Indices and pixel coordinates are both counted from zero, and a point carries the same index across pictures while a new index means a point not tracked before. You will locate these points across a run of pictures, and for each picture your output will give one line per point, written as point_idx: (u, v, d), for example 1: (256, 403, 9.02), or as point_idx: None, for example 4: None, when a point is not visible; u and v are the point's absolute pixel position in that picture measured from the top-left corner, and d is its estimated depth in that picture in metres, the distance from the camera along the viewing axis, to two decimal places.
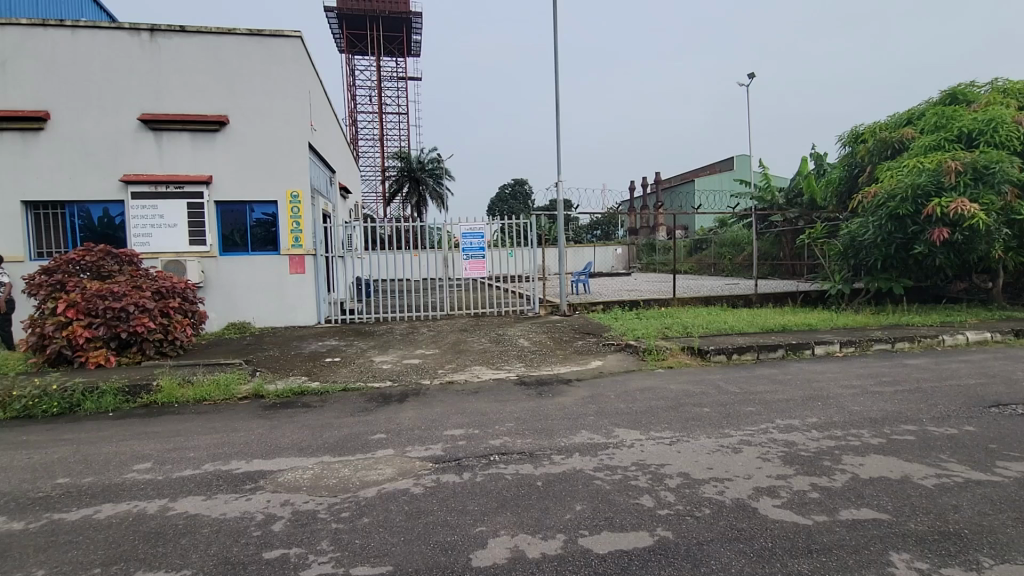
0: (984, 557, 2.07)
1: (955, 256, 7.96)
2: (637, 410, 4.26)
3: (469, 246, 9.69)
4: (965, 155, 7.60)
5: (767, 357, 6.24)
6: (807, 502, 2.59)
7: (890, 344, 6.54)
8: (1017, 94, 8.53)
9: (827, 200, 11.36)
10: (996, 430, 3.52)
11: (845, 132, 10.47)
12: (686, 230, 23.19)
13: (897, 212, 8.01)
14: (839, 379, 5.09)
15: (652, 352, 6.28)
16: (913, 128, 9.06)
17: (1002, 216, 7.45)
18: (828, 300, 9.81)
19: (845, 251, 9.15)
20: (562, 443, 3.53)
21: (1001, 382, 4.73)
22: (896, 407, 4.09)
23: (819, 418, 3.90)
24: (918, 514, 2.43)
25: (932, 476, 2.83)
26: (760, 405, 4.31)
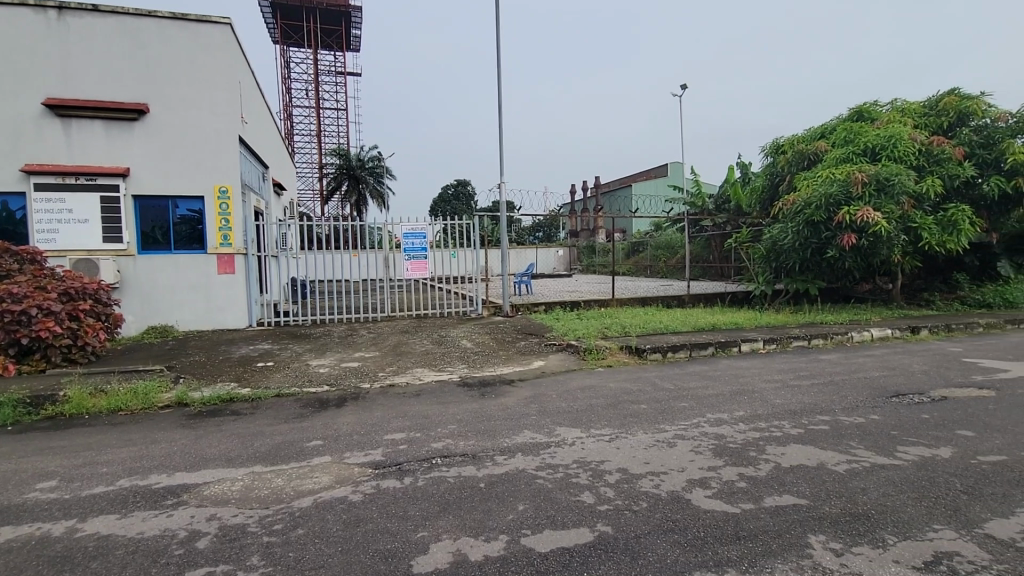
0: (889, 535, 2.28)
1: (862, 260, 8.70)
2: (578, 408, 4.36)
3: (411, 246, 9.53)
4: (869, 168, 8.32)
5: (698, 354, 6.56)
6: (735, 491, 2.74)
7: (807, 340, 7.06)
8: (913, 113, 9.45)
9: (750, 207, 12.17)
10: (896, 417, 3.89)
11: (767, 143, 11.21)
12: (625, 233, 24.02)
13: (812, 219, 8.69)
14: (763, 374, 5.44)
15: (592, 351, 6.44)
16: (826, 141, 9.86)
17: (900, 224, 8.20)
18: (753, 300, 10.51)
19: (768, 254, 9.86)
20: (505, 443, 3.55)
21: (899, 374, 5.24)
22: (812, 399, 4.43)
23: (745, 411, 4.15)
24: (833, 498, 2.63)
25: (844, 462, 3.08)
26: (692, 400, 4.52)
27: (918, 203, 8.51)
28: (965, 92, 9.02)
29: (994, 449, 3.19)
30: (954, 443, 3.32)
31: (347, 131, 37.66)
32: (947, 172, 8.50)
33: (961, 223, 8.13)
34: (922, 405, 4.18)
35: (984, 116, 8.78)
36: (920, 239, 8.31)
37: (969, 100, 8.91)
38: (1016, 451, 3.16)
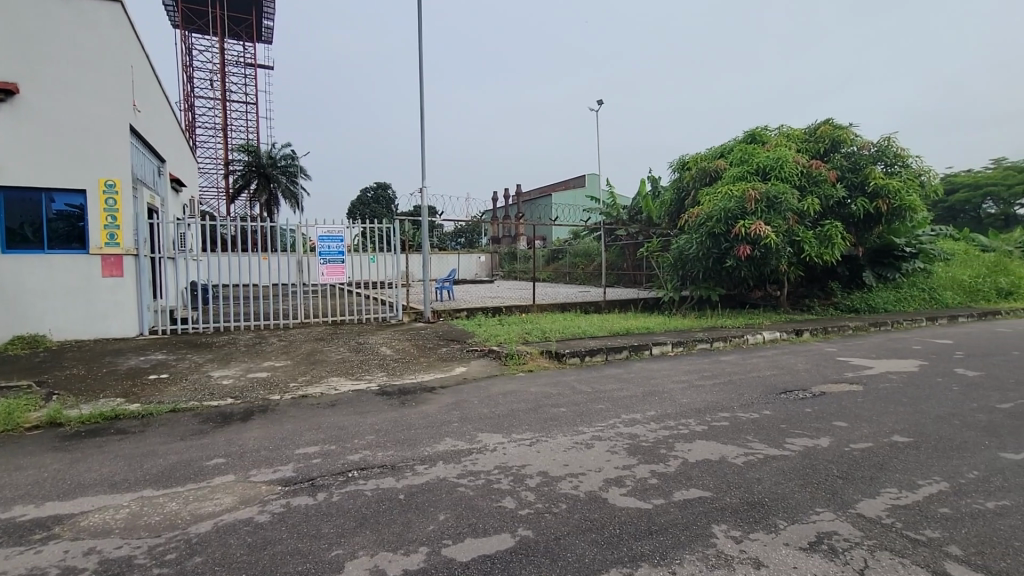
0: (780, 521, 2.51)
1: (755, 269, 9.55)
2: (499, 414, 4.38)
3: (327, 250, 9.12)
4: (761, 186, 9.17)
5: (613, 358, 6.86)
6: (648, 487, 2.89)
7: (709, 343, 7.62)
8: (796, 139, 10.55)
9: (660, 218, 12.97)
10: (784, 412, 4.31)
11: (674, 159, 12.00)
12: (545, 241, 24.61)
13: (713, 231, 9.43)
14: (672, 376, 5.80)
15: (513, 357, 6.51)
16: (725, 160, 10.73)
17: (787, 237, 9.09)
18: (663, 306, 11.21)
19: (676, 263, 10.61)
20: (425, 453, 3.49)
21: (786, 372, 5.82)
22: (714, 398, 4.79)
23: (656, 411, 4.40)
24: (732, 489, 2.85)
25: (742, 455, 3.36)
26: (608, 402, 4.71)
27: (801, 219, 9.49)
28: (837, 122, 10.21)
29: (862, 438, 3.63)
30: (830, 433, 3.74)
31: (257, 126, 35.41)
32: (823, 192, 9.56)
33: (835, 238, 9.16)
34: (806, 400, 4.66)
35: (852, 144, 9.98)
36: (803, 251, 9.27)
37: (840, 129, 10.10)
38: (878, 438, 3.62)
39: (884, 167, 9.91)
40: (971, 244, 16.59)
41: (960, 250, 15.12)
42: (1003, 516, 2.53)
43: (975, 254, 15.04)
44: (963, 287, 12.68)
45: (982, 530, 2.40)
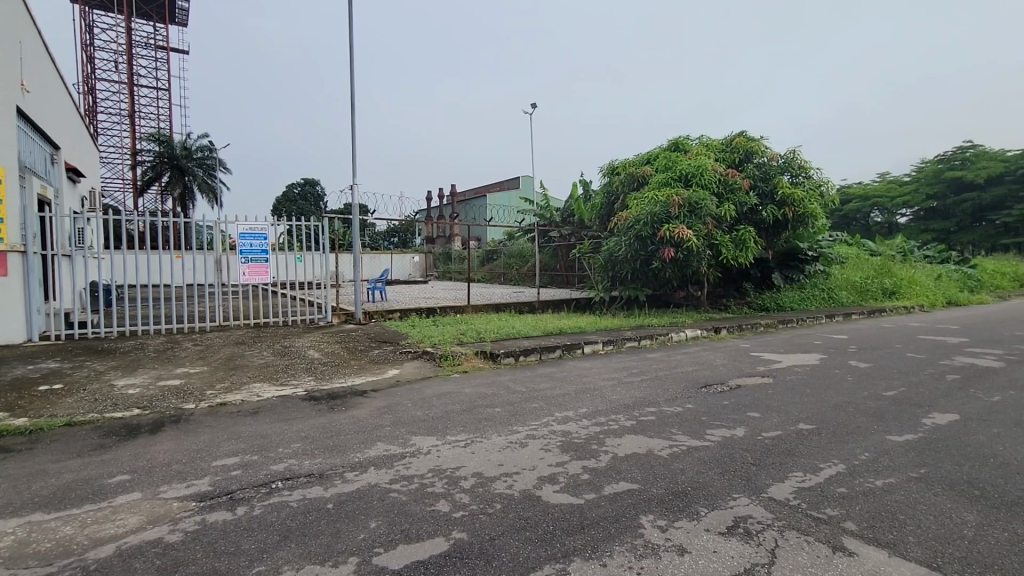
0: (702, 508, 2.66)
1: (679, 271, 10.08)
2: (433, 416, 4.32)
3: (248, 248, 8.59)
4: (684, 192, 9.68)
5: (547, 357, 6.98)
6: (580, 483, 2.97)
7: (637, 341, 7.94)
8: (714, 148, 11.24)
9: (591, 221, 13.36)
10: (705, 405, 4.58)
11: (604, 164, 12.39)
12: (480, 242, 24.62)
13: (640, 234, 9.84)
14: (602, 373, 5.99)
15: (448, 358, 6.45)
16: (650, 167, 11.24)
17: (706, 241, 9.66)
18: (594, 306, 11.56)
19: (606, 265, 10.99)
20: (355, 459, 3.37)
21: (707, 368, 6.19)
22: (642, 393, 5.00)
23: (588, 408, 4.53)
24: (658, 480, 2.99)
25: (667, 447, 3.53)
26: (542, 401, 4.79)
27: (719, 224, 10.12)
28: (750, 134, 10.99)
29: (773, 427, 3.93)
30: (746, 424, 4.01)
31: (169, 114, 32.80)
32: (738, 199, 10.25)
33: (748, 242, 9.84)
34: (724, 393, 4.97)
35: (763, 155, 10.78)
36: (720, 253, 9.89)
37: (753, 141, 10.88)
38: (787, 427, 3.92)
39: (790, 177, 10.78)
40: (862, 249, 18.44)
41: (853, 254, 16.77)
42: (889, 492, 2.83)
43: (865, 258, 16.73)
44: (856, 288, 14.08)
45: (873, 506, 2.66)
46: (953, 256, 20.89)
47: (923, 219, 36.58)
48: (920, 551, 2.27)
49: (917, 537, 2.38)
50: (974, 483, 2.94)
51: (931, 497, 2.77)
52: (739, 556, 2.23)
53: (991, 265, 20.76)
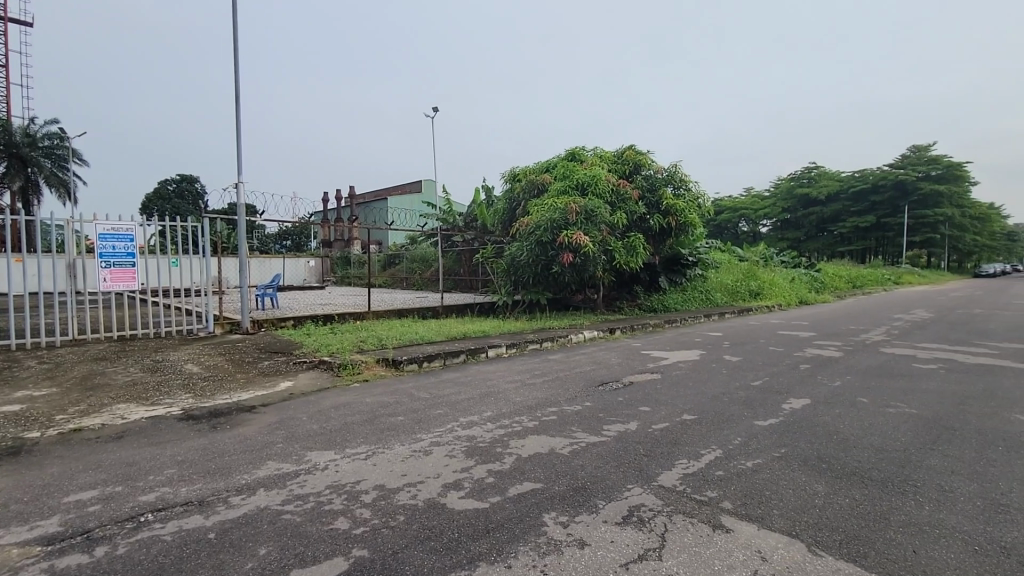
0: (600, 501, 2.80)
1: (577, 275, 10.53)
2: (331, 429, 4.11)
3: (108, 251, 7.55)
4: (580, 200, 10.14)
5: (451, 362, 6.94)
6: (485, 487, 2.98)
7: (539, 343, 8.17)
8: (607, 160, 11.93)
9: (493, 226, 13.52)
10: (602, 402, 4.82)
11: (505, 171, 12.62)
12: (382, 246, 23.95)
13: (541, 239, 10.15)
14: (506, 376, 6.08)
15: (347, 367, 6.17)
16: (549, 175, 11.64)
17: (601, 247, 10.19)
18: (497, 310, 11.71)
19: (508, 269, 11.20)
20: (242, 481, 3.10)
21: (603, 367, 6.54)
22: (544, 394, 5.16)
23: (492, 411, 4.57)
24: (560, 478, 3.09)
25: (568, 445, 3.67)
26: (446, 406, 4.74)
27: (612, 231, 10.73)
28: (638, 148, 11.79)
29: (661, 419, 4.25)
30: (638, 418, 4.29)
31: (6, 93, 28.00)
32: (629, 208, 10.96)
33: (638, 248, 10.55)
34: (619, 390, 5.28)
35: (650, 168, 11.64)
36: (614, 259, 10.49)
37: (641, 154, 11.70)
38: (673, 418, 4.26)
39: (673, 189, 11.74)
40: (733, 255, 20.59)
41: (726, 260, 18.67)
42: (758, 472, 3.18)
43: (736, 264, 18.69)
44: (728, 290, 15.68)
45: (745, 486, 2.98)
46: (803, 262, 24.05)
47: (780, 229, 41.75)
48: (783, 522, 2.57)
49: (781, 510, 2.69)
50: (822, 458, 3.40)
51: (790, 473, 3.16)
52: (633, 543, 2.38)
53: (831, 269, 24.21)
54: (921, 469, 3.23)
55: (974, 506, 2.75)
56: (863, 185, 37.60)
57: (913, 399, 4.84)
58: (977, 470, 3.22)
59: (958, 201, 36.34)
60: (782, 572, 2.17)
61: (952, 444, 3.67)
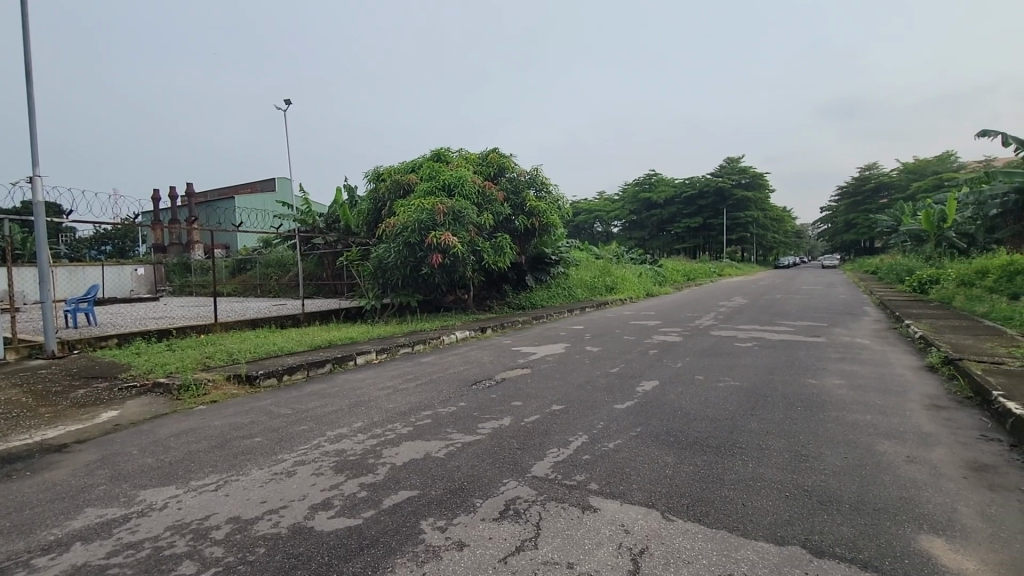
0: (478, 499, 2.82)
1: (447, 276, 10.52)
2: (171, 461, 3.57)
3: None
4: (448, 201, 10.14)
5: (316, 373, 6.47)
6: (357, 502, 2.83)
7: (411, 347, 8.00)
8: (473, 161, 12.08)
9: (357, 227, 12.95)
10: (476, 401, 4.87)
11: (369, 170, 12.12)
12: (228, 248, 21.53)
13: (409, 241, 9.95)
14: (376, 383, 5.84)
15: (190, 389, 5.41)
16: (415, 175, 11.46)
17: (470, 247, 10.27)
18: (365, 314, 11.27)
19: (376, 272, 10.80)
20: (51, 538, 2.56)
21: (476, 365, 6.62)
22: (417, 398, 5.06)
23: (363, 421, 4.36)
24: (437, 481, 3.06)
25: (443, 447, 3.63)
26: (311, 421, 4.41)
27: (480, 232, 10.90)
28: (502, 151, 12.11)
29: (532, 412, 4.41)
30: (511, 413, 4.40)
31: None
32: (495, 209, 11.21)
33: (505, 248, 10.82)
34: (492, 388, 5.37)
35: (513, 171, 12.01)
36: (482, 259, 10.65)
37: (504, 158, 12.03)
38: (543, 410, 4.46)
39: (536, 191, 12.28)
40: (590, 253, 22.21)
41: (585, 258, 20.05)
42: (618, 451, 3.48)
43: (594, 261, 20.18)
44: (587, 286, 16.89)
45: (609, 466, 3.22)
46: (647, 258, 26.82)
47: (629, 229, 46.07)
48: (641, 495, 2.83)
49: (639, 484, 2.96)
50: (670, 432, 3.82)
51: (646, 449, 3.50)
52: (510, 536, 2.44)
53: (669, 265, 27.35)
54: (745, 432, 3.79)
55: (784, 459, 3.29)
56: (692, 191, 43.05)
57: (738, 373, 5.67)
58: (786, 428, 3.87)
59: (762, 205, 43.34)
60: (643, 540, 2.39)
61: (766, 408, 4.37)
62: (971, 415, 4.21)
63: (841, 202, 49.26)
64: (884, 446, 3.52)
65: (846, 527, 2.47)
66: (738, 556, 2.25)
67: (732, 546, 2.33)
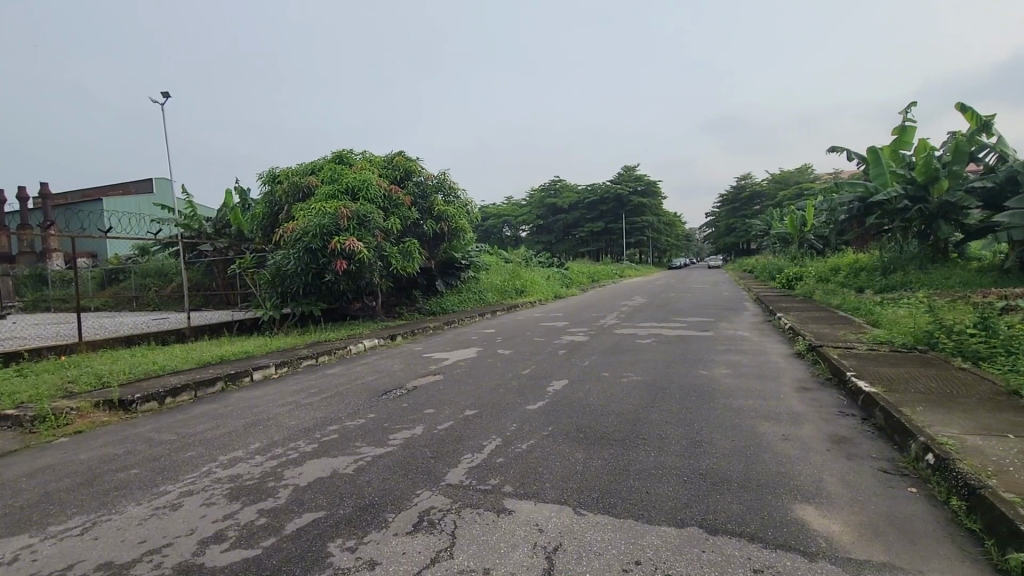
0: (390, 514, 2.72)
1: (352, 283, 10.09)
2: (22, 506, 3.06)
3: None
4: (351, 205, 9.74)
5: (205, 393, 5.88)
6: (255, 531, 2.60)
7: (315, 358, 7.56)
8: (377, 164, 11.70)
9: (252, 233, 12.04)
10: (386, 411, 4.71)
11: (262, 171, 11.30)
12: (96, 256, 18.98)
13: (310, 246, 9.42)
14: (276, 399, 5.44)
15: (47, 420, 4.69)
16: (315, 177, 10.88)
17: (377, 252, 9.92)
18: (262, 326, 10.50)
19: (273, 279, 10.09)
20: None
21: (386, 375, 6.40)
22: (322, 413, 4.79)
23: (261, 442, 4.04)
24: (345, 499, 2.91)
25: (351, 462, 3.47)
26: (200, 446, 4.01)
27: (387, 237, 10.57)
28: (408, 154, 11.84)
29: (445, 419, 4.35)
30: (423, 421, 4.31)
31: None
32: (402, 214, 10.94)
33: (414, 253, 10.57)
34: (402, 397, 5.23)
35: (420, 174, 11.79)
36: (390, 264, 10.33)
37: (410, 161, 11.76)
38: (456, 416, 4.41)
39: (444, 196, 12.18)
40: (499, 258, 22.47)
41: (494, 262, 20.20)
42: (531, 451, 3.53)
43: (503, 266, 20.41)
44: (498, 289, 17.02)
45: (522, 467, 3.26)
46: (554, 261, 27.66)
47: (537, 233, 47.23)
48: (554, 492, 2.90)
49: (551, 483, 3.02)
50: (580, 429, 3.96)
51: (556, 447, 3.59)
52: (425, 549, 2.38)
53: (576, 268, 28.42)
54: (647, 424, 4.02)
55: (681, 446, 3.55)
56: (594, 196, 45.14)
57: (640, 369, 6.01)
58: (682, 418, 4.16)
59: (657, 210, 46.55)
60: (556, 537, 2.44)
61: (665, 400, 4.67)
62: (831, 394, 4.82)
63: (723, 208, 54.33)
64: (763, 427, 3.91)
65: (735, 504, 2.71)
66: (645, 543, 2.37)
67: (639, 534, 2.45)
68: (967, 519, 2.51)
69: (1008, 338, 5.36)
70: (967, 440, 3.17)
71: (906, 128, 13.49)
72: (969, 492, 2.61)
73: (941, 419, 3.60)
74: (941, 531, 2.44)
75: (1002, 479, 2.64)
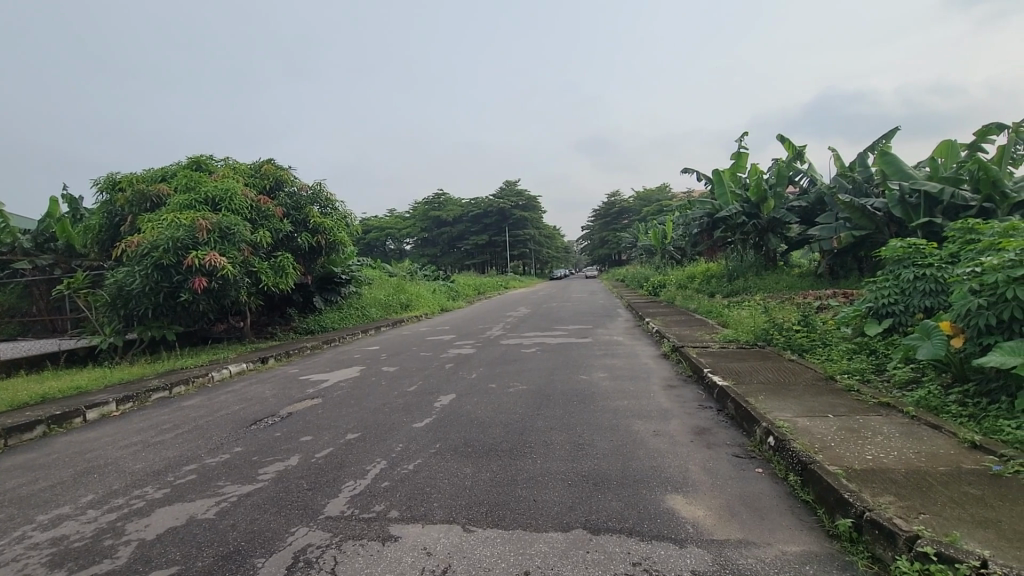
0: (259, 559, 2.45)
1: (215, 302, 9.05)
2: None
3: None
4: (212, 215, 8.79)
5: (18, 441, 4.86)
6: None
7: (168, 390, 6.62)
8: (241, 172, 10.72)
9: (85, 247, 10.31)
10: (256, 443, 4.27)
11: (98, 176, 9.76)
12: None
13: (161, 262, 8.29)
14: (118, 441, 4.67)
15: None
16: (167, 185, 9.69)
17: (243, 268, 9.04)
18: (99, 356, 9.02)
19: (114, 301, 8.75)
20: None
21: (255, 402, 5.81)
22: (177, 451, 4.20)
23: (96, 493, 3.42)
24: (205, 549, 2.57)
25: (212, 505, 3.08)
26: (10, 507, 3.29)
27: (256, 251, 9.68)
28: (278, 163, 11.03)
29: (324, 446, 4.05)
30: (299, 450, 3.99)
31: None
32: (273, 226, 10.12)
33: (287, 268, 9.79)
34: (275, 425, 4.78)
35: (293, 185, 11.04)
36: (259, 281, 9.45)
37: (281, 170, 10.98)
38: (337, 441, 4.15)
39: (320, 208, 11.50)
40: (381, 271, 21.73)
41: (376, 276, 19.56)
42: (418, 471, 3.43)
43: (386, 279, 19.79)
44: (381, 304, 16.44)
45: (410, 489, 3.15)
46: (440, 274, 27.43)
47: (422, 246, 46.61)
48: (442, 512, 2.83)
49: (439, 502, 2.95)
50: (468, 443, 3.93)
51: (444, 464, 3.52)
52: None
53: (461, 280, 28.49)
54: (533, 432, 4.11)
55: (565, 450, 3.68)
56: (478, 210, 45.83)
57: (525, 378, 6.14)
58: (566, 423, 4.32)
59: (538, 224, 48.67)
60: (445, 559, 2.38)
61: (550, 407, 4.82)
62: (692, 390, 5.35)
63: (596, 222, 58.32)
64: (637, 425, 4.20)
65: (614, 502, 2.87)
66: (532, 552, 2.41)
67: (528, 543, 2.48)
68: (802, 491, 2.91)
69: (823, 332, 6.38)
70: (798, 422, 3.70)
71: (741, 154, 15.60)
72: (803, 467, 3.03)
73: (778, 405, 4.15)
74: (783, 505, 2.80)
75: (826, 454, 3.11)
